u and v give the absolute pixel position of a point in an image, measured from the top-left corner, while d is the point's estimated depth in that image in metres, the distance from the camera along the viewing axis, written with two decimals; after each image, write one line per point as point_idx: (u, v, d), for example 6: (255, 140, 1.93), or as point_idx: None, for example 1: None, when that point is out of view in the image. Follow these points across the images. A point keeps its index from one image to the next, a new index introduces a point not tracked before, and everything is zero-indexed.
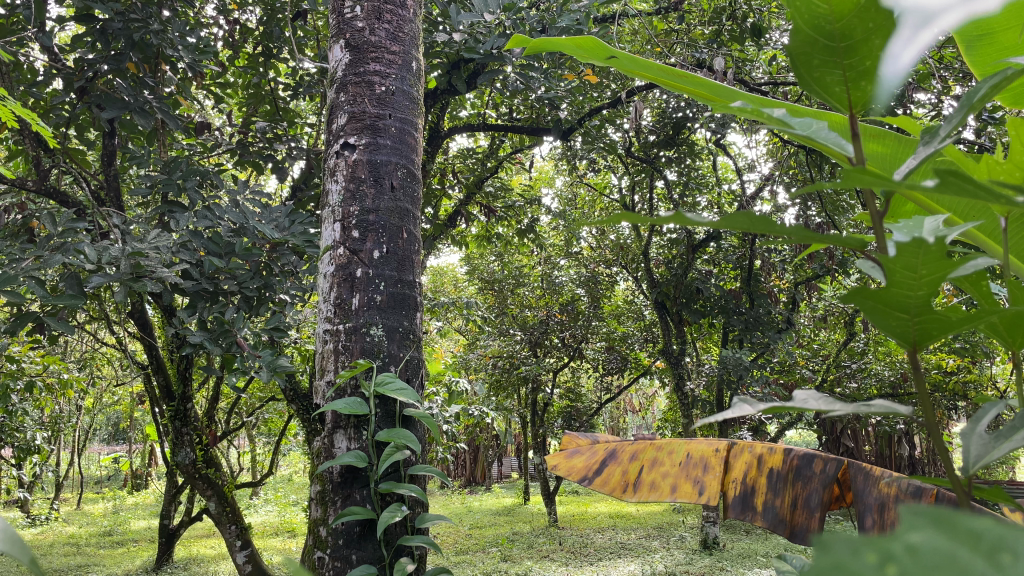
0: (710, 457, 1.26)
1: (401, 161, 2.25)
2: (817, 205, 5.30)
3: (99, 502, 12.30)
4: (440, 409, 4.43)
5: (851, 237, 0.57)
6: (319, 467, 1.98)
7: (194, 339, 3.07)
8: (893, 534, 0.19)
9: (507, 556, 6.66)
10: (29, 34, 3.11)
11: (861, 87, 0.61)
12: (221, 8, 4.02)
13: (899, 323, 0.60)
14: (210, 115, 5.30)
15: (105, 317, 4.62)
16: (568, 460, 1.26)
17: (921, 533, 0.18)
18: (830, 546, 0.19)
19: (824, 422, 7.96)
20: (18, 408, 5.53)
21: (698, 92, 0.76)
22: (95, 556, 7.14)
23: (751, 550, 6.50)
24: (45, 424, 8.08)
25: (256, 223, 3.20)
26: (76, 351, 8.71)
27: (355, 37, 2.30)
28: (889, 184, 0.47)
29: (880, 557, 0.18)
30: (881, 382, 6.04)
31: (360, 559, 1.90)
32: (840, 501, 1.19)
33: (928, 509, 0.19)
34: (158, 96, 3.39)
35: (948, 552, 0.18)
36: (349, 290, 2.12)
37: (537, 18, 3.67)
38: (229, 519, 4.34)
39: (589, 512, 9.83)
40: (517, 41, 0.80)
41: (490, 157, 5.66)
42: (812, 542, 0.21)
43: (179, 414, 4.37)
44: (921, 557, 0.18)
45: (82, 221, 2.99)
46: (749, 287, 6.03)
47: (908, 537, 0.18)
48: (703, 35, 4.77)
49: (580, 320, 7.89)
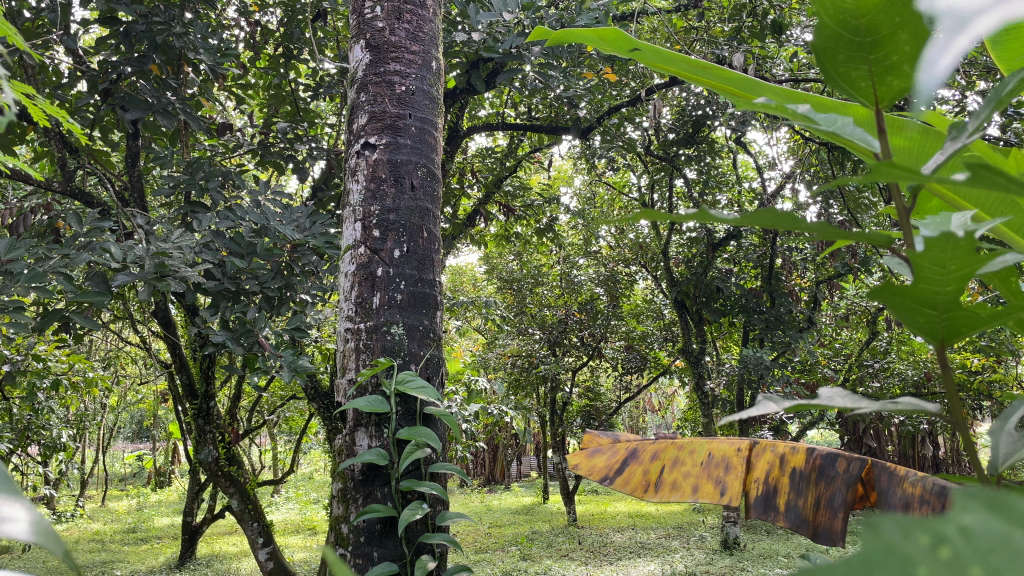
0: (732, 457, 1.26)
1: (421, 161, 2.26)
2: (839, 203, 5.27)
3: (123, 500, 12.48)
4: (460, 408, 4.44)
5: (879, 234, 0.56)
6: (341, 465, 1.99)
7: (216, 338, 3.10)
8: (942, 520, 0.19)
9: (527, 555, 6.66)
10: (55, 37, 3.16)
11: (887, 82, 0.60)
12: (243, 11, 4.07)
13: (927, 319, 0.59)
14: (232, 115, 5.35)
15: (129, 315, 4.68)
16: (588, 459, 1.25)
17: (974, 516, 0.18)
18: (882, 526, 0.19)
19: (846, 421, 7.91)
20: (44, 407, 5.62)
21: (722, 84, 0.75)
22: (120, 552, 7.24)
23: (773, 550, 6.47)
24: (71, 422, 8.18)
25: (278, 224, 3.23)
26: (101, 350, 8.82)
27: (376, 37, 2.32)
28: (915, 177, 0.46)
29: (933, 544, 0.18)
30: (904, 382, 5.96)
31: (381, 556, 1.90)
32: (865, 502, 1.16)
33: (981, 495, 0.19)
34: (181, 97, 3.43)
35: (1001, 537, 0.18)
36: (370, 289, 2.13)
37: (556, 17, 3.67)
38: (252, 517, 4.36)
39: (609, 512, 9.80)
40: (540, 33, 0.79)
41: (510, 156, 5.67)
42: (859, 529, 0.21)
43: (202, 411, 4.41)
44: (973, 540, 0.18)
45: (108, 221, 3.02)
46: (770, 286, 6.00)
47: (959, 520, 0.18)
48: (724, 32, 4.74)
49: (600, 319, 7.90)
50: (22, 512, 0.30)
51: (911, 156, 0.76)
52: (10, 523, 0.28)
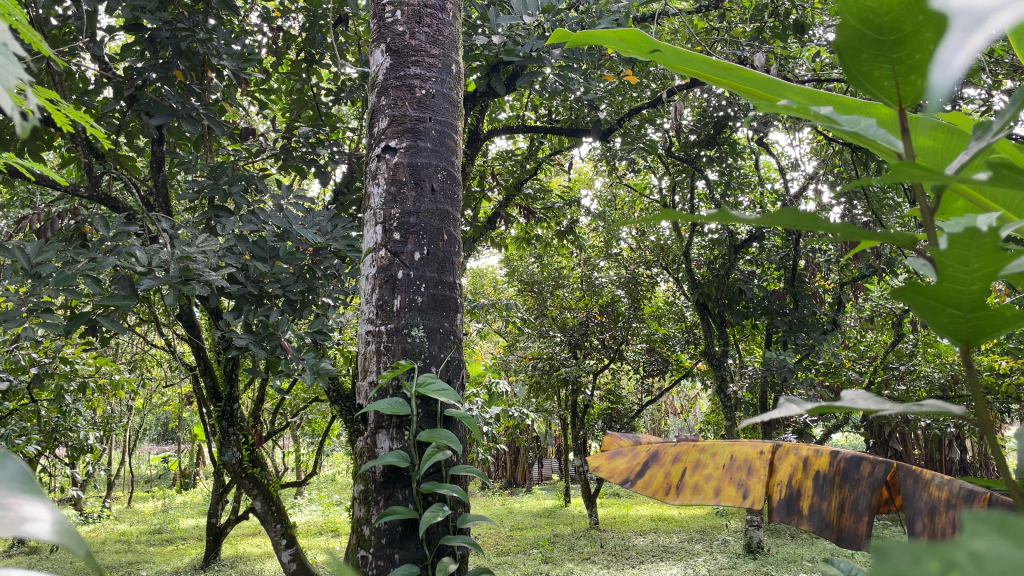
0: (755, 459, 1.24)
1: (442, 163, 2.27)
2: (863, 203, 5.23)
3: (149, 501, 12.63)
4: (481, 410, 4.45)
5: (903, 234, 0.55)
6: (362, 467, 2.00)
7: (239, 341, 3.13)
8: (953, 544, 0.21)
9: (549, 558, 6.67)
10: (82, 43, 3.21)
11: (911, 79, 0.59)
12: (265, 16, 4.10)
13: (951, 320, 0.58)
14: (255, 118, 5.41)
15: (153, 318, 4.72)
16: (609, 462, 1.25)
17: (984, 540, 0.20)
18: (890, 552, 0.21)
19: (871, 424, 7.84)
20: (71, 409, 5.70)
21: (745, 86, 0.74)
22: (146, 553, 7.33)
23: (797, 554, 6.40)
24: (98, 423, 8.29)
25: (300, 228, 3.25)
26: (127, 352, 8.93)
27: (396, 41, 2.33)
28: (939, 177, 0.45)
29: None
30: (930, 384, 5.88)
31: (402, 558, 1.91)
32: (890, 505, 1.14)
33: (993, 516, 0.21)
34: (205, 102, 3.48)
35: (1014, 559, 0.19)
36: (391, 291, 2.14)
37: (576, 19, 3.67)
38: (275, 518, 4.38)
39: (631, 515, 9.77)
40: (559, 35, 0.78)
41: (530, 159, 5.67)
42: (870, 549, 0.22)
43: (226, 414, 4.44)
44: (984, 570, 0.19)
45: (134, 225, 3.07)
46: (793, 287, 5.96)
47: (971, 544, 0.20)
48: (745, 32, 4.72)
49: (621, 321, 7.89)
50: (44, 511, 0.30)
51: (935, 155, 0.74)
52: (29, 523, 0.28)
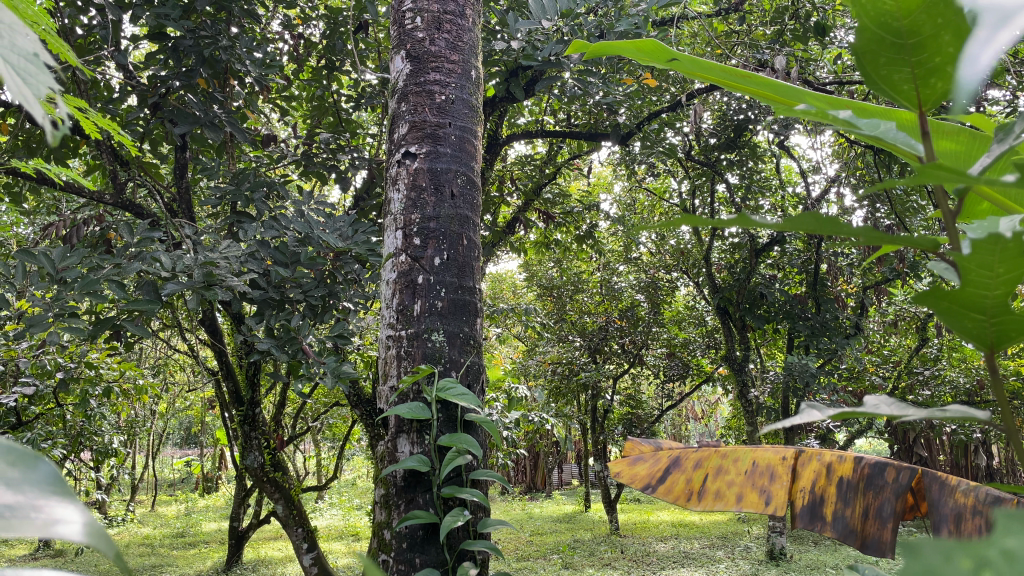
0: (777, 465, 1.22)
1: (461, 168, 2.27)
2: (886, 206, 5.18)
3: (172, 506, 12.78)
4: (500, 415, 4.46)
5: (924, 237, 0.54)
6: (383, 471, 2.01)
7: (261, 346, 3.15)
8: (986, 545, 0.21)
9: (569, 563, 6.66)
10: (107, 52, 3.26)
11: (932, 84, 0.57)
12: (287, 24, 4.15)
13: (974, 324, 0.57)
14: (276, 125, 5.47)
15: (176, 323, 4.78)
16: (631, 468, 1.24)
17: (1019, 539, 0.20)
18: (922, 555, 0.20)
19: (896, 430, 7.75)
20: (96, 413, 5.77)
21: (765, 93, 0.72)
22: (169, 557, 7.40)
23: (820, 561, 6.34)
24: (122, 427, 8.39)
25: (321, 232, 3.28)
26: (151, 357, 9.02)
27: (416, 48, 2.34)
28: (963, 180, 0.43)
29: None
30: (956, 389, 5.80)
31: (423, 562, 1.90)
32: (916, 512, 1.12)
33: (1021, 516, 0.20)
34: (227, 110, 3.52)
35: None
36: (411, 296, 2.15)
37: (595, 23, 3.67)
38: (296, 522, 4.40)
39: (652, 521, 9.72)
40: (577, 46, 0.78)
41: (549, 163, 5.70)
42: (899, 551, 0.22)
43: (248, 418, 4.47)
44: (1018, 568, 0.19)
45: (158, 231, 3.11)
46: (815, 292, 5.99)
47: (1003, 543, 0.20)
48: (766, 35, 4.70)
49: (641, 326, 7.87)
50: (76, 513, 0.29)
51: (958, 159, 0.72)
52: (60, 525, 0.26)
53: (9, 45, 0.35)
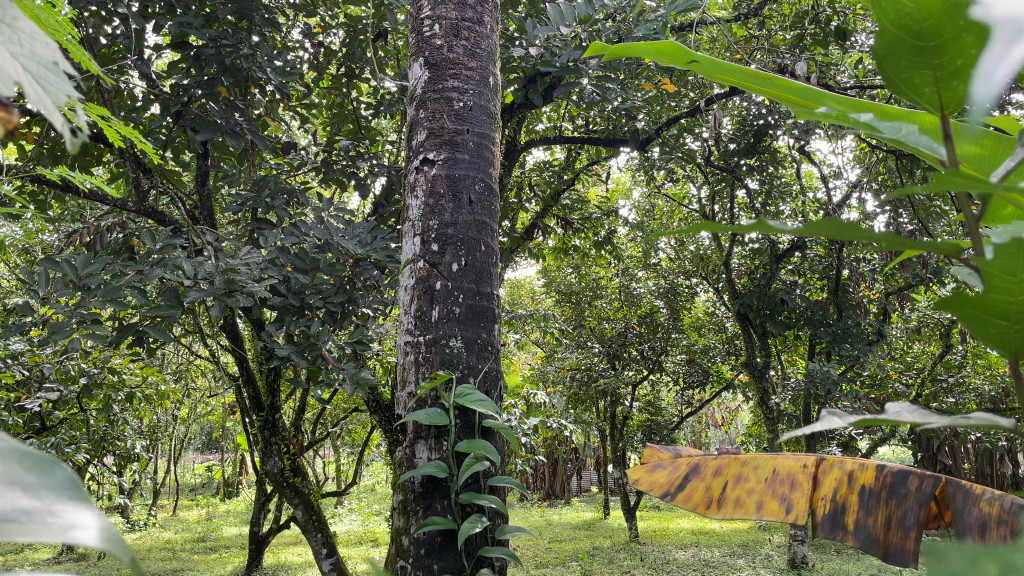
0: (798, 473, 1.21)
1: (479, 175, 2.28)
2: (910, 212, 5.13)
3: (194, 510, 12.87)
4: (519, 421, 4.45)
5: (948, 243, 0.53)
6: (401, 476, 2.01)
7: (281, 351, 3.16)
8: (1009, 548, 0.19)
9: (588, 571, 6.63)
10: (130, 61, 3.30)
11: (954, 88, 0.56)
12: (307, 32, 4.20)
13: (998, 332, 0.56)
14: (296, 132, 5.52)
15: (197, 329, 4.82)
16: (649, 475, 1.23)
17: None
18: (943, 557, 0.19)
19: (919, 439, 7.66)
20: (119, 418, 5.83)
21: (784, 96, 0.71)
22: (190, 561, 7.45)
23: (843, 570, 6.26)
24: (144, 433, 8.46)
25: (340, 239, 3.29)
26: (174, 363, 9.12)
27: (434, 55, 2.35)
28: (984, 185, 0.43)
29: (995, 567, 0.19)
30: (981, 397, 5.72)
31: (441, 569, 1.90)
32: (939, 522, 1.10)
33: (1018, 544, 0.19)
34: (248, 117, 3.56)
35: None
36: (429, 302, 2.16)
37: (613, 28, 3.66)
38: (315, 528, 4.41)
39: (672, 529, 9.65)
40: (597, 49, 0.77)
41: (567, 169, 5.69)
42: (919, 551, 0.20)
43: (267, 424, 4.48)
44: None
45: (180, 238, 3.14)
46: (837, 298, 5.92)
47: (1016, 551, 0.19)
48: (785, 40, 4.68)
49: (660, 332, 7.84)
50: (90, 518, 0.28)
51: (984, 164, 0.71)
52: (76, 530, 0.26)
53: (29, 53, 0.36)
